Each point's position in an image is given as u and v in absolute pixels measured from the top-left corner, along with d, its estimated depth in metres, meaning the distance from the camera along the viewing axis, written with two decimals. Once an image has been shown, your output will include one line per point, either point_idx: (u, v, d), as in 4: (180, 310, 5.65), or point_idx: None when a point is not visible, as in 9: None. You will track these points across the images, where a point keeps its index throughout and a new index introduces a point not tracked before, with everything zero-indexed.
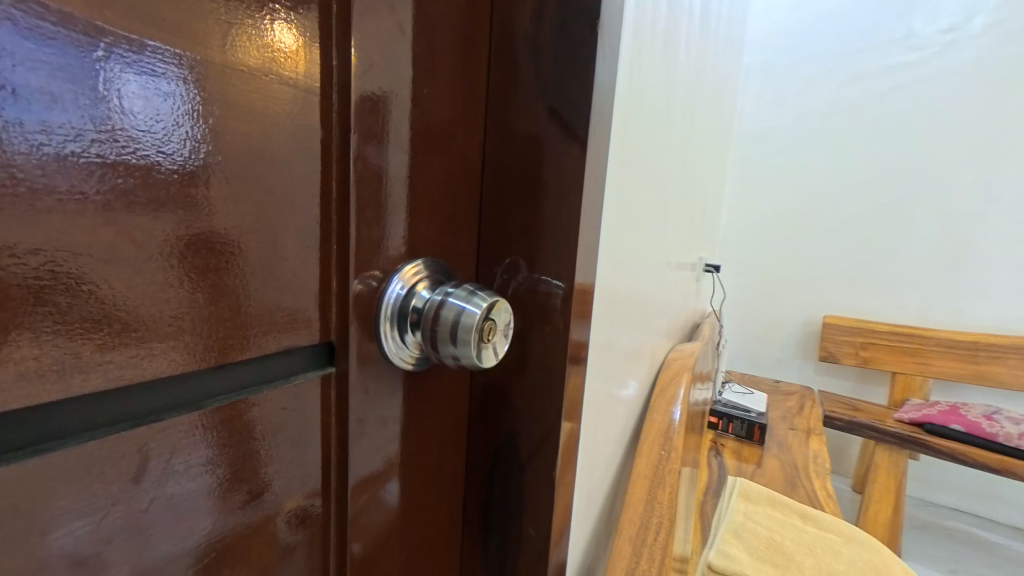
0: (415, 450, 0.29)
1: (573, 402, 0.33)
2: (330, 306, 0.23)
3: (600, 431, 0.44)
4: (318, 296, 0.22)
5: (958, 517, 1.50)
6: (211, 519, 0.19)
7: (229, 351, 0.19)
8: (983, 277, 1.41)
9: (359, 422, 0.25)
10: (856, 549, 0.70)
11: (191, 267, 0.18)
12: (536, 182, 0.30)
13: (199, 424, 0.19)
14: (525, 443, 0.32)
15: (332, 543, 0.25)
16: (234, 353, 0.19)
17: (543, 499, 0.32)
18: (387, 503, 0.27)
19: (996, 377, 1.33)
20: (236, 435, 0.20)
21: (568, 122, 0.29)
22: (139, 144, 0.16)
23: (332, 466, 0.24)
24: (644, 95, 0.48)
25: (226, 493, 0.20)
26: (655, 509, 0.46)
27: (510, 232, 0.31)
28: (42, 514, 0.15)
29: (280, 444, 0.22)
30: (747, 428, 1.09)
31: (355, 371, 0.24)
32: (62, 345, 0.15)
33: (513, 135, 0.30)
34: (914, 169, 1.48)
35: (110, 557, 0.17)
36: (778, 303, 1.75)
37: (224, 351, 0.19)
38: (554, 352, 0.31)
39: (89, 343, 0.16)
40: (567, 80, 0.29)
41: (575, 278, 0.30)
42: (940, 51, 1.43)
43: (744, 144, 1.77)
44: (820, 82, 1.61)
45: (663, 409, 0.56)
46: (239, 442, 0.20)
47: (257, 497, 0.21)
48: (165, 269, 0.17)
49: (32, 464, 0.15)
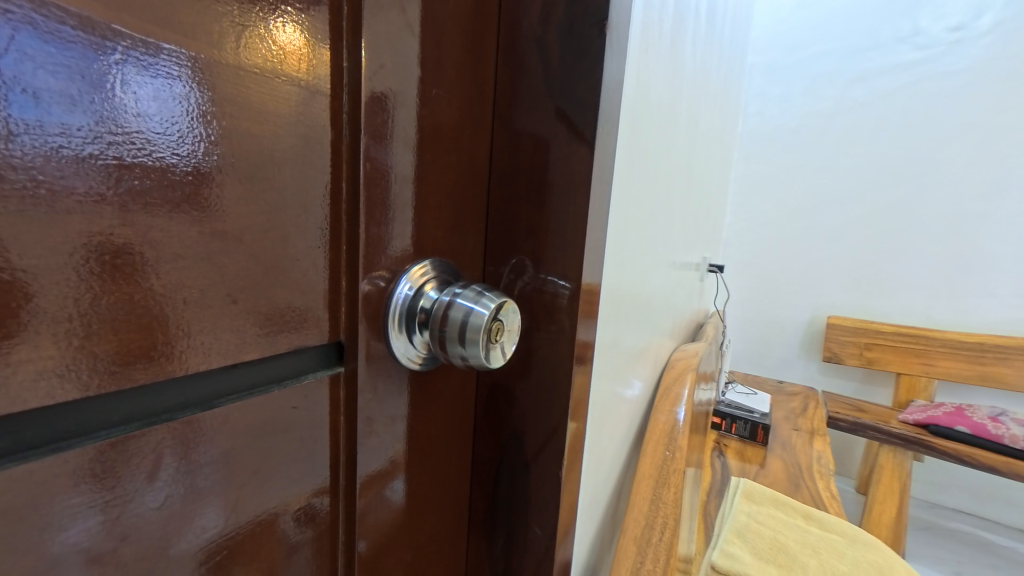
0: (420, 448, 0.29)
1: (579, 402, 0.33)
2: (339, 306, 0.23)
3: (604, 431, 0.44)
4: (326, 295, 0.22)
5: (962, 519, 1.49)
6: (228, 515, 0.20)
7: (240, 349, 0.19)
8: (991, 277, 1.40)
9: (367, 421, 0.25)
10: (861, 550, 0.70)
11: (207, 267, 0.18)
12: (541, 182, 0.30)
13: (210, 423, 0.19)
14: (531, 442, 0.32)
15: (340, 538, 0.25)
16: (246, 352, 0.20)
17: (547, 499, 0.32)
18: (393, 501, 0.27)
19: (1004, 379, 1.32)
20: (244, 430, 0.20)
21: (575, 123, 0.29)
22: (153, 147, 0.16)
23: (340, 465, 0.24)
24: (650, 97, 0.48)
25: (233, 491, 0.20)
26: (658, 509, 0.46)
27: (516, 231, 0.31)
28: (58, 513, 0.15)
29: (288, 443, 0.22)
30: (750, 428, 1.09)
31: (362, 370, 0.24)
32: (82, 342, 0.15)
33: (519, 135, 0.30)
34: (920, 167, 1.47)
35: (123, 555, 0.17)
36: (781, 302, 1.75)
37: (234, 349, 0.19)
38: (558, 352, 0.31)
39: (105, 341, 0.16)
40: (574, 79, 0.29)
41: (581, 278, 0.30)
42: (947, 49, 1.42)
43: (746, 144, 1.77)
44: (824, 82, 1.61)
45: (667, 410, 0.55)
46: (246, 439, 0.20)
47: (259, 496, 0.21)
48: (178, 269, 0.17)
49: (53, 461, 0.15)
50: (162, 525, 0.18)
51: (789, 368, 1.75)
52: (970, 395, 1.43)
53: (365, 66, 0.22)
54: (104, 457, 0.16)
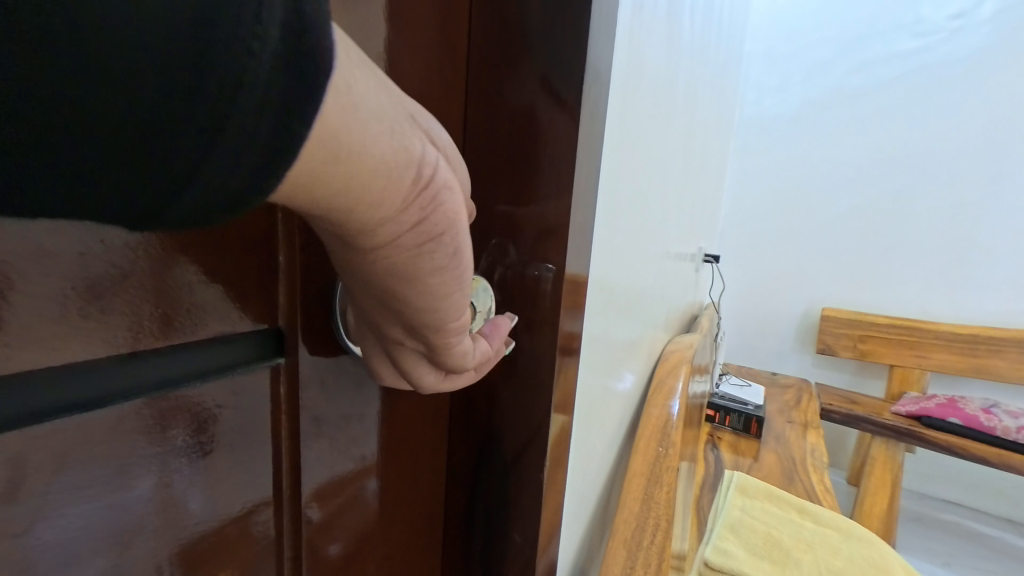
0: (391, 448, 0.30)
1: (564, 395, 0.31)
2: (276, 287, 0.23)
3: (594, 426, 0.42)
4: (261, 283, 0.23)
5: (952, 509, 1.50)
6: (205, 509, 0.22)
7: (144, 340, 0.19)
8: (986, 267, 1.40)
9: (315, 421, 0.26)
10: (857, 546, 0.70)
11: (151, 264, 0.19)
12: (524, 156, 0.28)
13: (159, 412, 0.20)
14: (512, 442, 0.31)
15: (310, 539, 0.26)
16: (203, 331, 0.21)
17: (530, 499, 0.31)
18: (367, 500, 0.29)
19: (995, 371, 1.32)
20: (204, 424, 0.21)
21: (559, 91, 0.27)
22: (139, 36, 0.12)
23: (283, 471, 0.25)
24: (645, 74, 0.46)
25: (199, 492, 0.21)
26: (650, 510, 0.44)
27: (495, 212, 0.29)
28: (428, 193, 0.18)
29: (248, 446, 0.23)
30: (744, 421, 1.06)
31: (306, 362, 0.25)
32: (60, 333, 0.17)
33: (501, 104, 0.28)
34: (922, 156, 1.45)
35: (443, 261, 0.20)
36: (778, 295, 1.72)
37: (139, 338, 0.19)
38: (541, 341, 0.29)
39: (83, 331, 0.18)
40: (561, 44, 0.27)
41: (566, 263, 0.28)
42: (948, 37, 1.40)
43: (743, 133, 1.72)
44: (823, 69, 1.57)
45: (660, 404, 0.53)
46: (207, 433, 0.21)
47: (223, 498, 0.22)
48: (125, 270, 0.18)
49: (28, 434, 0.17)
50: (140, 519, 0.20)
51: (783, 361, 1.73)
52: (961, 387, 1.44)
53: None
54: (432, 210, 0.19)
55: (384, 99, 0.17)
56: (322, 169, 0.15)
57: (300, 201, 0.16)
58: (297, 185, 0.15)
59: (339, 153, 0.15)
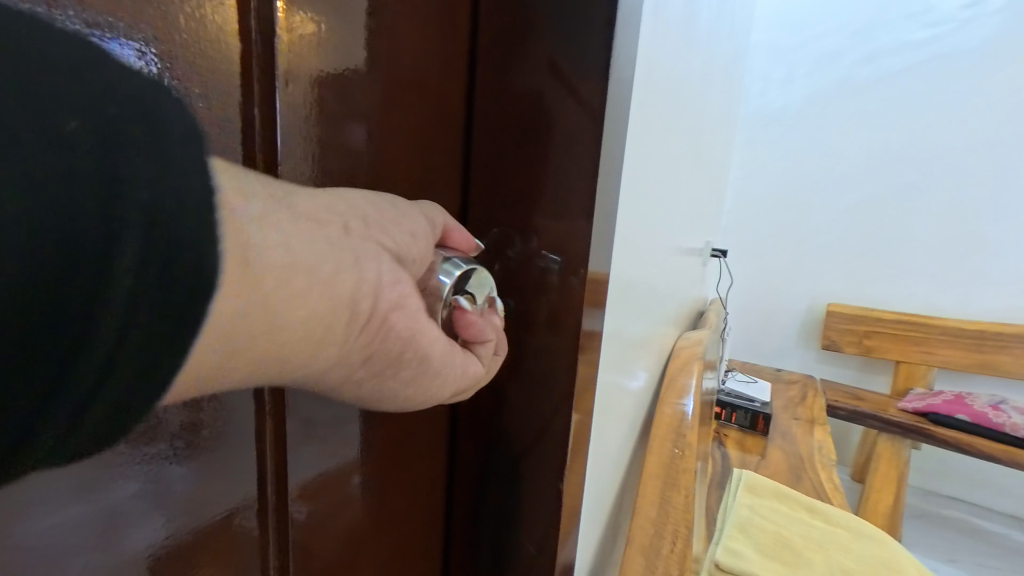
0: (388, 450, 0.29)
1: (582, 395, 0.29)
2: None
3: (607, 427, 0.40)
4: None
5: (960, 507, 1.48)
6: (185, 516, 0.20)
7: None
8: (995, 262, 1.39)
9: (305, 423, 0.24)
10: (868, 546, 0.68)
11: None
12: (530, 142, 0.27)
13: None
14: (518, 442, 0.29)
15: (300, 543, 0.25)
16: None
17: (541, 504, 0.29)
18: (359, 501, 0.27)
19: (1004, 367, 1.31)
20: (195, 423, 0.20)
21: (567, 73, 0.26)
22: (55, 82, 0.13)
23: (269, 474, 0.23)
24: (655, 63, 0.44)
25: (182, 497, 0.20)
26: (667, 516, 0.42)
27: (498, 200, 0.28)
28: (374, 326, 0.21)
29: (236, 448, 0.21)
30: (751, 418, 1.05)
31: None
32: None
33: (508, 86, 0.27)
34: (929, 149, 1.43)
35: (410, 367, 0.23)
36: (782, 290, 1.70)
37: None
38: (555, 338, 0.28)
39: None
40: (575, 26, 0.25)
41: (581, 256, 0.27)
42: (958, 26, 1.38)
43: (748, 126, 1.70)
44: (830, 60, 1.55)
45: (672, 402, 0.52)
46: (197, 433, 0.20)
47: (209, 501, 0.21)
48: None
49: None
50: (115, 526, 0.18)
51: (786, 357, 1.71)
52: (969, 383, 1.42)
53: (297, 31, 0.20)
54: (396, 325, 0.21)
55: (316, 244, 0.19)
56: (271, 335, 0.18)
57: (268, 364, 0.18)
58: (263, 354, 0.18)
59: (286, 329, 0.18)
